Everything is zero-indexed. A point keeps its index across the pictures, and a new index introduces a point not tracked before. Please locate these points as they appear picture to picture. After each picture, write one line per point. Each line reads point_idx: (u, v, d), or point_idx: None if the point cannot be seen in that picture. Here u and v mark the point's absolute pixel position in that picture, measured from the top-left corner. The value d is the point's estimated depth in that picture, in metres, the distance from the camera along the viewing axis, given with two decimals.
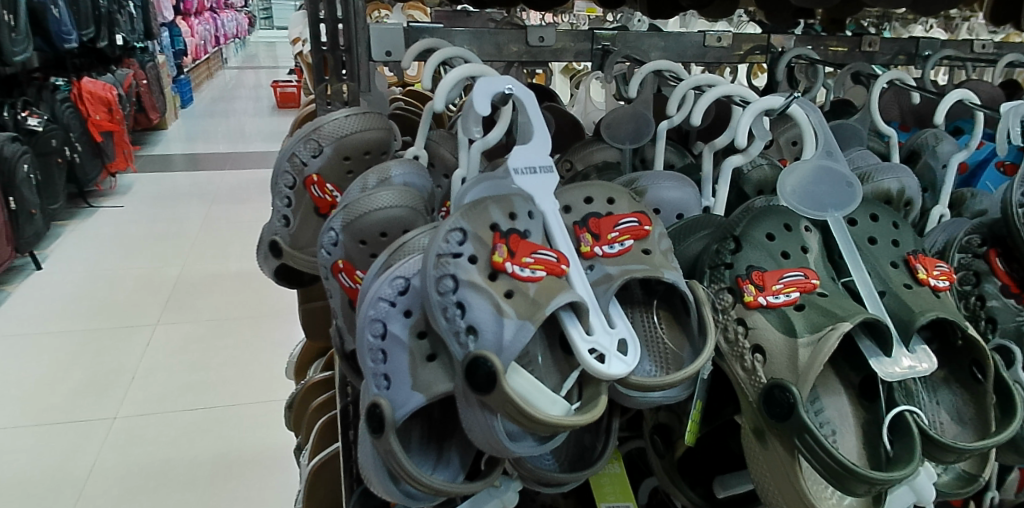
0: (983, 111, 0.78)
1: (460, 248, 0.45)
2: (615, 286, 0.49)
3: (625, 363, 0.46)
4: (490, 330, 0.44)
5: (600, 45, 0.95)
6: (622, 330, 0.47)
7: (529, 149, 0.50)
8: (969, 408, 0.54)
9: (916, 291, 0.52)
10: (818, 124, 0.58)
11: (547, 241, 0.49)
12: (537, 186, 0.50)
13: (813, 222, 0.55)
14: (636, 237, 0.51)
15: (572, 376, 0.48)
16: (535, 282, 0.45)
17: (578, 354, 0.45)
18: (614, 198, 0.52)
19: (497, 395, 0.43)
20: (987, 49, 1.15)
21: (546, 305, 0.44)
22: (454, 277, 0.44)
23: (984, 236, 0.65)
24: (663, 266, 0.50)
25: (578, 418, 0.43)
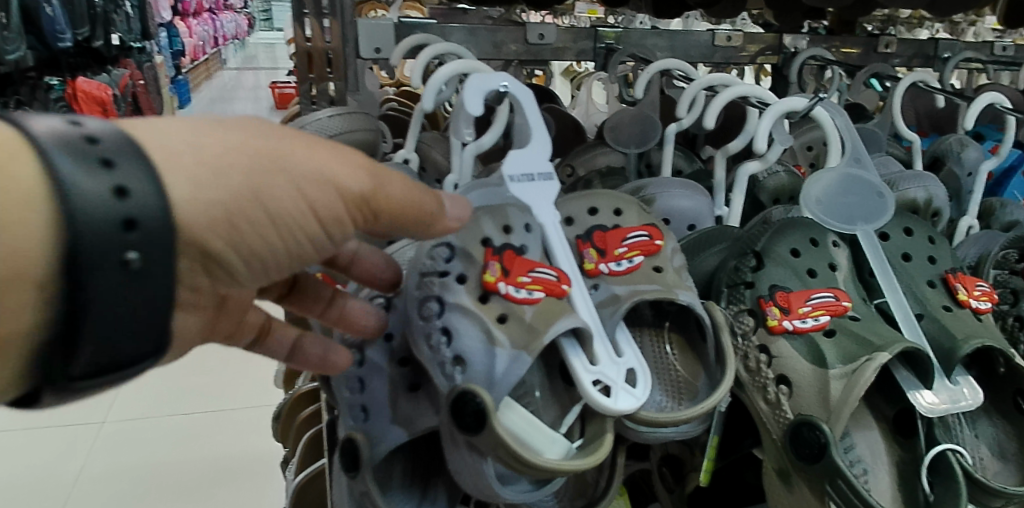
0: (1015, 115, 0.73)
1: (446, 267, 0.41)
2: (623, 309, 0.43)
3: (635, 396, 0.40)
4: (479, 362, 0.38)
5: (603, 44, 0.90)
6: (630, 360, 0.42)
7: (526, 153, 0.44)
8: (1012, 442, 0.48)
9: (956, 313, 0.47)
10: (844, 128, 0.53)
11: (547, 259, 0.44)
12: (537, 195, 0.44)
13: (841, 237, 0.50)
14: (646, 252, 0.45)
15: (573, 410, 0.42)
16: (531, 305, 0.40)
17: (580, 386, 0.39)
18: (622, 208, 0.47)
19: (486, 436, 0.37)
20: (1006, 52, 1.09)
21: (544, 333, 0.38)
22: (439, 299, 0.40)
23: (1023, 251, 0.59)
24: (676, 286, 0.44)
25: (580, 462, 0.37)
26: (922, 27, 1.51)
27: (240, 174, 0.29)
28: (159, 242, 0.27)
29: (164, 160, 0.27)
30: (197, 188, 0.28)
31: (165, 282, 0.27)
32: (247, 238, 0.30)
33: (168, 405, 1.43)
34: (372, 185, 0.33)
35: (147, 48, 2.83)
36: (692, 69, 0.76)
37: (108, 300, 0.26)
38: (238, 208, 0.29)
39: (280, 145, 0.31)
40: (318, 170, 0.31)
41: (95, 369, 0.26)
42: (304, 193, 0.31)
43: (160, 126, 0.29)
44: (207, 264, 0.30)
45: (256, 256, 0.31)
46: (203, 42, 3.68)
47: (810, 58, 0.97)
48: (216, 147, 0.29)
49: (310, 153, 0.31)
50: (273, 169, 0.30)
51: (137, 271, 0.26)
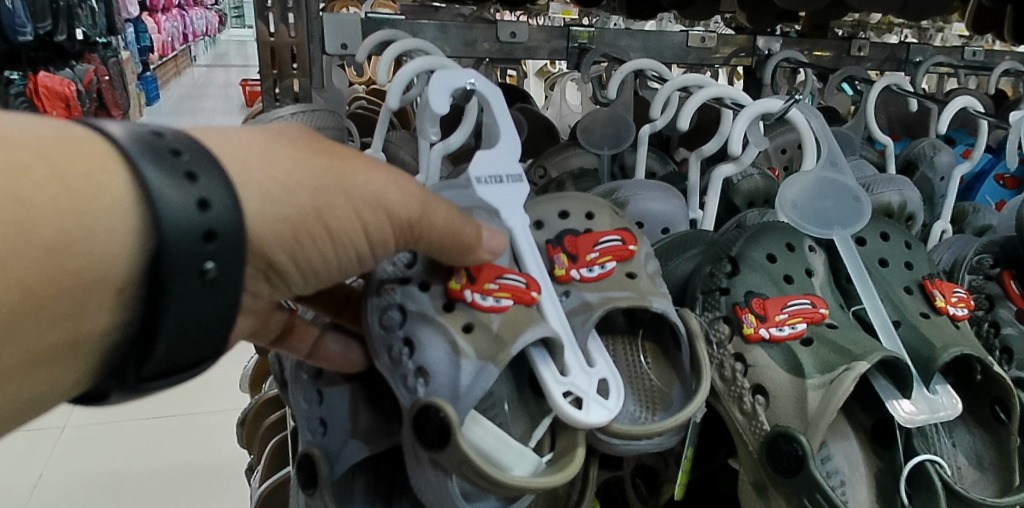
0: (988, 120, 0.72)
1: (406, 274, 0.40)
2: (595, 317, 0.41)
3: (607, 408, 0.38)
4: (444, 373, 0.36)
5: (576, 44, 0.88)
6: (602, 370, 0.40)
7: (494, 154, 0.43)
8: (989, 451, 0.47)
9: (934, 321, 0.46)
10: (820, 131, 0.52)
11: (515, 265, 0.42)
12: (503, 198, 0.43)
13: (817, 242, 0.49)
14: (618, 258, 0.44)
15: (543, 423, 0.40)
16: (499, 314, 0.38)
17: (550, 399, 0.38)
18: (594, 212, 0.45)
19: (450, 454, 0.34)
20: (977, 57, 1.10)
21: (512, 344, 0.36)
22: (401, 308, 0.38)
23: (997, 256, 0.59)
24: (649, 293, 0.42)
25: (548, 479, 0.35)
26: (893, 33, 1.53)
27: (306, 194, 0.29)
28: (234, 255, 0.27)
29: (239, 177, 0.28)
30: (264, 204, 0.28)
31: (233, 295, 0.28)
32: (305, 253, 0.31)
33: (128, 410, 1.38)
34: (421, 211, 0.33)
35: (114, 43, 2.74)
36: (666, 70, 0.74)
37: (184, 307, 0.26)
38: (299, 228, 0.30)
39: (338, 165, 0.31)
40: (375, 194, 0.31)
41: (163, 369, 0.28)
42: (359, 215, 0.31)
43: (236, 138, 0.29)
44: (269, 273, 0.31)
45: (312, 270, 0.32)
46: (172, 39, 3.59)
47: (783, 61, 0.96)
48: (284, 164, 0.29)
49: (370, 175, 0.31)
50: (339, 190, 0.30)
51: (212, 281, 0.27)
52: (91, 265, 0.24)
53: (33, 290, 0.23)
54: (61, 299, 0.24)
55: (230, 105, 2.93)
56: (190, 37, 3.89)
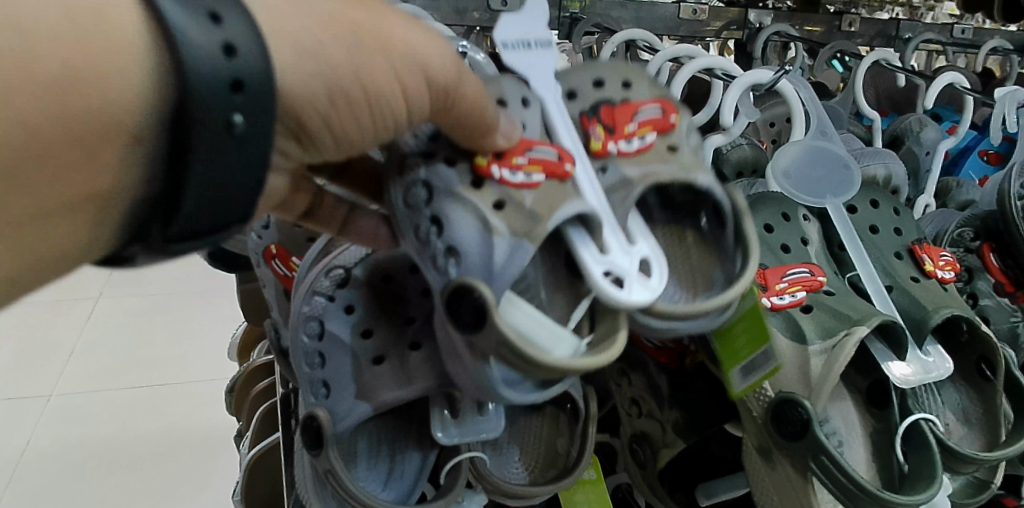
0: (973, 95, 0.73)
1: (427, 148, 0.36)
2: (637, 192, 0.36)
3: (650, 291, 0.34)
4: (476, 252, 0.33)
5: (568, 13, 0.88)
6: (644, 247, 0.36)
7: (520, 18, 0.40)
8: (977, 409, 0.49)
9: (924, 284, 0.47)
10: (810, 101, 0.52)
11: (547, 136, 0.38)
12: (531, 67, 0.40)
13: (811, 210, 0.50)
14: (659, 129, 0.39)
15: (582, 308, 0.36)
16: (531, 189, 0.34)
17: (589, 280, 0.34)
18: (631, 81, 0.41)
19: (487, 333, 0.32)
20: (965, 34, 1.11)
21: (547, 219, 0.33)
22: (426, 185, 0.35)
23: (977, 229, 0.60)
24: (699, 169, 0.38)
25: (590, 361, 0.32)
26: (885, 12, 1.53)
27: (342, 50, 0.28)
28: (264, 112, 0.26)
29: (270, 27, 0.27)
30: (298, 63, 0.27)
31: (261, 150, 0.26)
32: (337, 118, 0.30)
33: (116, 379, 1.38)
34: (454, 72, 0.31)
35: None
36: (657, 40, 0.74)
37: (212, 166, 0.25)
38: (337, 85, 0.29)
39: (373, 21, 0.29)
40: (417, 54, 0.30)
41: (188, 233, 0.26)
42: (400, 78, 0.30)
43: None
44: (300, 137, 0.30)
45: (347, 138, 0.31)
46: None
47: (774, 34, 0.97)
48: (316, 15, 0.28)
49: (408, 36, 0.30)
50: (376, 47, 0.29)
51: (238, 138, 0.25)
52: (96, 113, 0.24)
53: (34, 132, 0.23)
54: (73, 141, 0.24)
55: None
56: None
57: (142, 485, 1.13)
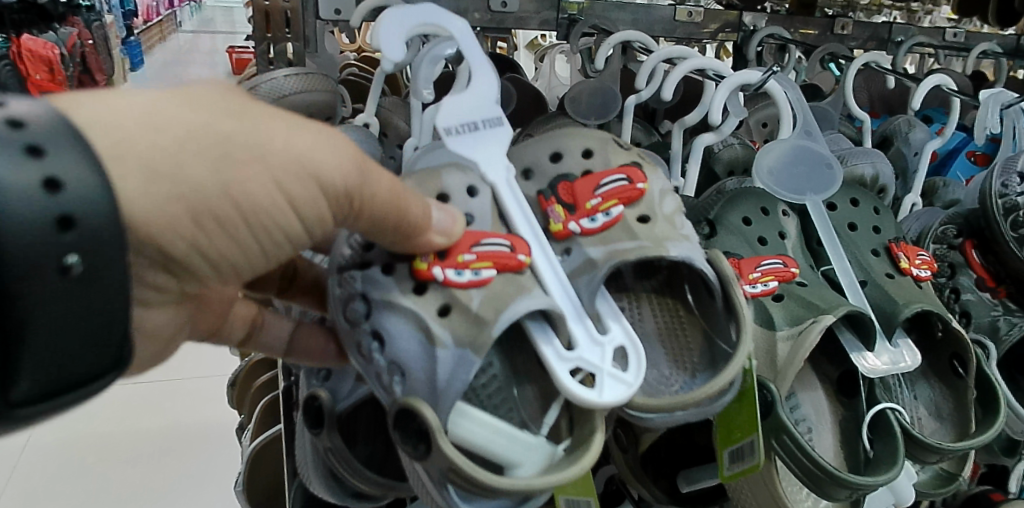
0: (960, 97, 0.75)
1: (367, 262, 0.40)
2: (602, 274, 0.41)
3: (627, 384, 0.38)
4: (419, 370, 0.37)
5: (565, 15, 0.89)
6: (615, 336, 0.40)
7: (463, 102, 0.42)
8: (947, 403, 0.51)
9: (898, 281, 0.49)
10: (796, 102, 0.54)
11: (502, 221, 0.42)
12: (475, 144, 0.42)
13: (791, 206, 0.52)
14: (626, 200, 0.44)
15: (553, 409, 0.41)
16: (479, 288, 0.38)
17: (559, 379, 0.38)
18: (591, 150, 0.47)
19: (437, 457, 0.35)
20: (957, 37, 1.12)
21: (493, 324, 0.37)
22: (365, 297, 0.39)
23: (960, 226, 0.62)
24: (665, 241, 0.42)
25: (550, 477, 0.36)
26: (888, 13, 1.54)
27: (204, 168, 0.27)
28: (102, 250, 0.25)
29: (108, 155, 0.25)
30: (146, 191, 0.26)
31: (113, 286, 0.26)
32: (207, 244, 0.29)
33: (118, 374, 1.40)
34: (357, 182, 0.31)
35: (97, 7, 2.61)
36: (652, 41, 0.76)
37: (52, 317, 0.25)
38: (205, 205, 0.27)
39: (245, 132, 0.28)
40: (301, 156, 0.29)
41: (39, 393, 0.26)
42: (280, 185, 0.29)
43: (114, 105, 0.26)
44: (170, 266, 0.29)
45: (224, 259, 0.30)
46: (159, 2, 3.45)
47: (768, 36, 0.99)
48: (175, 128, 0.27)
49: (287, 137, 0.29)
50: (249, 157, 0.28)
51: (77, 279, 0.25)
52: None
53: None
54: None
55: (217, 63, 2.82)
56: None
57: (148, 477, 1.15)
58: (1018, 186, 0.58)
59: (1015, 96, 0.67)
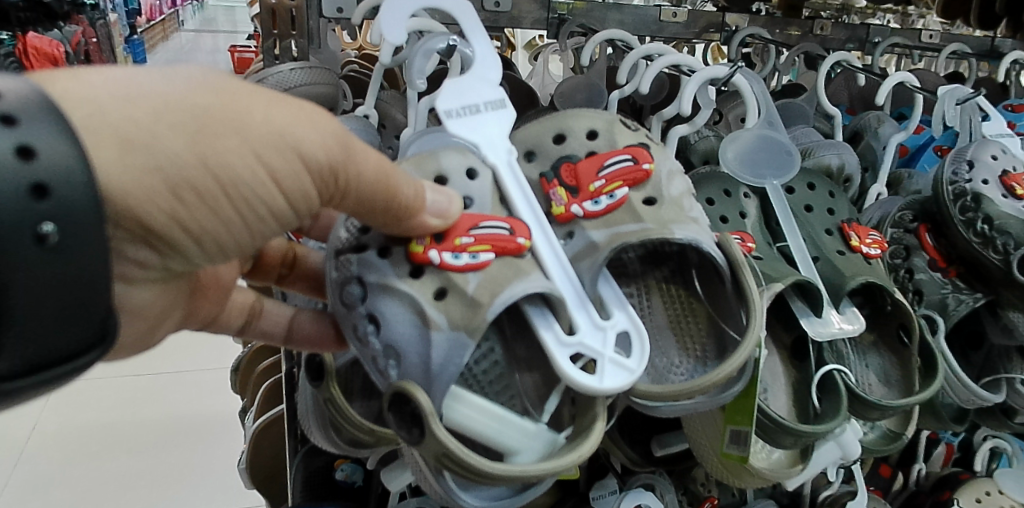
0: (923, 93, 0.79)
1: (363, 246, 0.43)
2: (602, 258, 0.45)
3: (628, 370, 0.42)
4: (414, 354, 0.41)
5: (556, 14, 0.94)
6: (621, 321, 0.44)
7: (464, 84, 0.47)
8: (895, 370, 0.57)
9: (848, 257, 0.54)
10: (760, 94, 0.59)
11: (505, 206, 0.46)
12: (472, 127, 0.47)
13: (753, 189, 0.58)
14: (631, 184, 0.48)
15: (553, 398, 0.46)
16: (478, 270, 0.41)
17: (561, 365, 0.41)
18: (596, 132, 0.51)
19: (427, 443, 0.38)
20: (934, 39, 1.17)
21: (488, 307, 0.40)
22: (360, 280, 0.43)
23: (916, 212, 0.67)
24: (671, 223, 0.46)
25: (549, 465, 0.39)
26: (875, 17, 1.58)
27: (180, 142, 0.29)
28: (75, 221, 0.26)
29: (85, 126, 0.27)
30: (122, 162, 0.28)
31: (85, 258, 0.27)
32: (187, 217, 0.31)
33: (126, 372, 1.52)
34: (340, 155, 0.34)
35: (102, 6, 2.67)
36: (634, 39, 0.81)
37: (33, 288, 0.26)
38: (184, 181, 0.30)
39: (224, 105, 0.30)
40: (283, 131, 0.32)
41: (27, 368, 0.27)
42: (260, 157, 0.31)
43: (90, 81, 0.28)
44: (152, 240, 0.31)
45: (207, 236, 0.32)
46: (162, 2, 3.49)
47: (749, 36, 1.03)
48: (153, 104, 0.29)
49: (268, 112, 0.32)
50: (231, 129, 0.30)
51: (54, 248, 0.26)
52: None
53: None
54: None
55: (221, 62, 2.86)
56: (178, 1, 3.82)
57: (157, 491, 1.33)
58: (965, 173, 0.63)
59: (969, 92, 0.72)
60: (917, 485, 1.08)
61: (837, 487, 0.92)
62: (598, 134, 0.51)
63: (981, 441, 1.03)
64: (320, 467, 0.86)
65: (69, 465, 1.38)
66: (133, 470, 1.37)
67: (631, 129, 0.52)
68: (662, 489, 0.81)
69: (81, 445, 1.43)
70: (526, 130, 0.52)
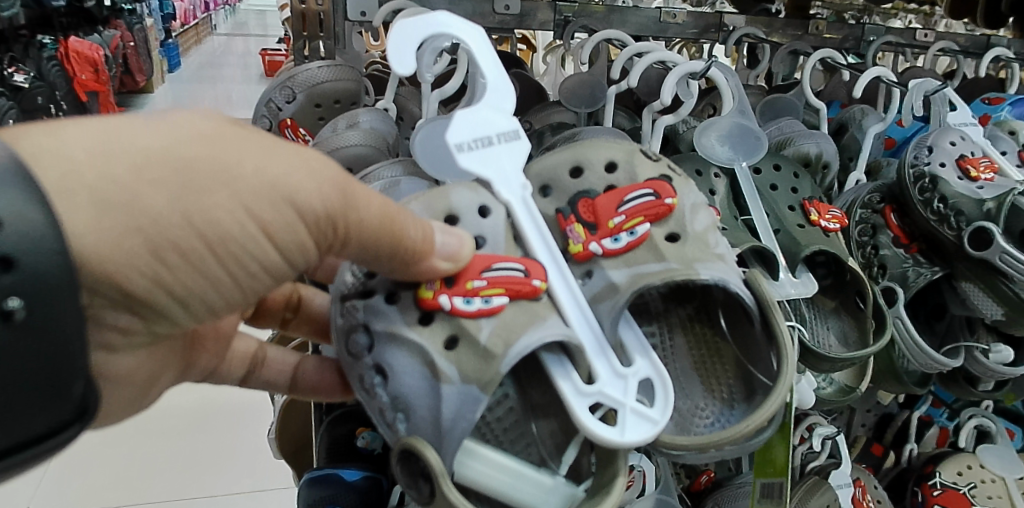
0: (898, 87, 0.84)
1: (369, 298, 0.48)
2: (624, 299, 0.49)
3: (651, 421, 0.47)
4: (423, 407, 0.46)
5: (562, 16, 1.03)
6: (643, 370, 0.49)
7: (475, 115, 0.50)
8: (852, 330, 0.64)
9: (806, 229, 0.62)
10: (735, 86, 0.67)
11: (519, 241, 0.50)
12: (481, 159, 0.50)
13: (723, 169, 0.65)
14: (654, 220, 0.52)
15: (571, 450, 0.52)
16: (491, 315, 0.46)
17: (579, 414, 0.46)
18: (613, 164, 0.55)
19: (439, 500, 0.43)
20: (929, 38, 1.23)
21: (502, 358, 0.45)
22: (366, 329, 0.48)
23: (883, 195, 0.75)
24: (695, 261, 0.50)
25: None
26: (893, 20, 1.63)
27: (163, 198, 0.33)
28: (44, 299, 0.30)
29: (56, 189, 0.31)
30: (97, 223, 0.32)
31: (58, 328, 0.31)
32: (171, 279, 0.35)
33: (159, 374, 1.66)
34: (340, 204, 0.39)
35: (137, 10, 2.79)
36: (629, 38, 0.89)
37: (14, 359, 0.30)
38: (168, 238, 0.34)
39: (209, 161, 0.34)
40: (273, 181, 0.36)
41: (16, 444, 0.33)
42: (249, 211, 0.36)
43: (62, 140, 0.32)
44: (127, 298, 0.35)
45: (189, 291, 0.37)
46: (195, 5, 3.63)
47: (745, 35, 1.10)
48: (133, 160, 0.32)
49: (258, 165, 0.36)
50: (218, 185, 0.34)
51: (21, 323, 0.30)
52: None
53: None
54: None
55: (252, 63, 2.96)
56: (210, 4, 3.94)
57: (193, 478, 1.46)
58: (925, 157, 0.73)
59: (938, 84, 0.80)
60: (907, 463, 1.11)
61: (823, 456, 0.97)
62: (617, 167, 0.55)
63: (967, 419, 1.10)
64: (343, 436, 0.92)
65: (108, 447, 1.52)
66: (165, 455, 1.51)
67: (651, 160, 0.56)
68: (658, 453, 0.87)
69: (120, 430, 1.57)
70: (542, 164, 0.57)
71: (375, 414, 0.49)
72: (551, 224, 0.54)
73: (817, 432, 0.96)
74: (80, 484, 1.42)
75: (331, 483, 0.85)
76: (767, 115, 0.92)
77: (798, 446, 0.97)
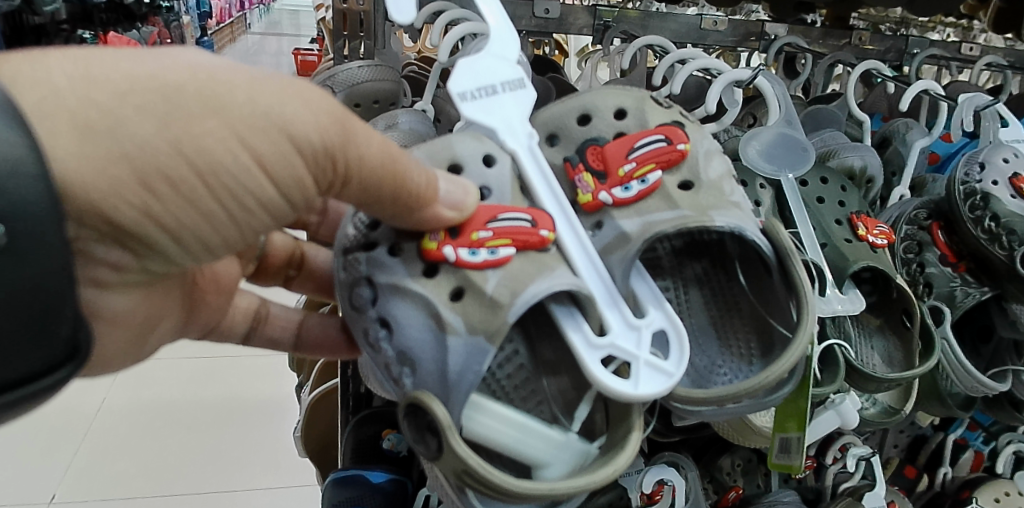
0: (949, 101, 0.84)
1: (369, 248, 0.49)
2: (635, 248, 0.49)
3: (666, 374, 0.46)
4: (431, 363, 0.46)
5: (601, 21, 1.02)
6: (657, 320, 0.49)
7: (473, 71, 0.49)
8: (898, 352, 0.64)
9: (854, 245, 0.62)
10: (781, 96, 0.66)
11: (528, 192, 0.50)
12: (484, 110, 0.50)
13: (768, 180, 0.64)
14: (666, 167, 0.52)
15: (583, 407, 0.52)
16: (500, 264, 0.46)
17: (590, 372, 0.46)
18: (623, 110, 0.55)
19: (447, 455, 0.42)
20: (973, 52, 1.20)
21: (508, 309, 0.44)
22: (369, 281, 0.48)
23: (931, 212, 0.75)
24: (710, 209, 0.50)
25: (576, 482, 0.43)
26: (931, 31, 1.60)
27: (150, 126, 0.33)
28: (23, 224, 0.30)
29: (37, 112, 0.31)
30: (81, 148, 0.32)
31: (37, 259, 0.31)
32: (161, 211, 0.36)
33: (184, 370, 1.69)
34: (341, 139, 0.39)
35: (176, 7, 2.83)
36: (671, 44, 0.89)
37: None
38: (155, 169, 0.34)
39: (198, 85, 0.34)
40: (266, 110, 0.36)
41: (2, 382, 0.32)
42: (243, 141, 0.36)
43: (46, 64, 0.32)
44: (116, 231, 0.35)
45: (175, 230, 0.37)
46: (231, 4, 3.69)
47: (786, 44, 1.07)
48: (118, 84, 0.32)
49: (250, 93, 0.36)
50: (209, 111, 0.34)
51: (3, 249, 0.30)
52: None
53: None
54: None
55: (286, 63, 3.00)
56: (246, 3, 4.02)
57: (220, 473, 1.47)
58: (976, 174, 0.72)
59: (990, 99, 0.81)
60: (941, 487, 1.08)
61: (856, 478, 0.95)
62: (626, 114, 0.55)
63: (1005, 444, 1.08)
64: (371, 437, 0.92)
65: (137, 438, 1.54)
66: (186, 445, 1.53)
67: (662, 107, 0.56)
68: (685, 467, 0.86)
69: (148, 420, 1.60)
70: (549, 113, 0.56)
71: (382, 368, 0.49)
72: (558, 173, 0.54)
73: (851, 452, 0.92)
74: (106, 474, 1.44)
75: (358, 484, 0.85)
76: (809, 126, 0.90)
77: (830, 466, 0.95)
